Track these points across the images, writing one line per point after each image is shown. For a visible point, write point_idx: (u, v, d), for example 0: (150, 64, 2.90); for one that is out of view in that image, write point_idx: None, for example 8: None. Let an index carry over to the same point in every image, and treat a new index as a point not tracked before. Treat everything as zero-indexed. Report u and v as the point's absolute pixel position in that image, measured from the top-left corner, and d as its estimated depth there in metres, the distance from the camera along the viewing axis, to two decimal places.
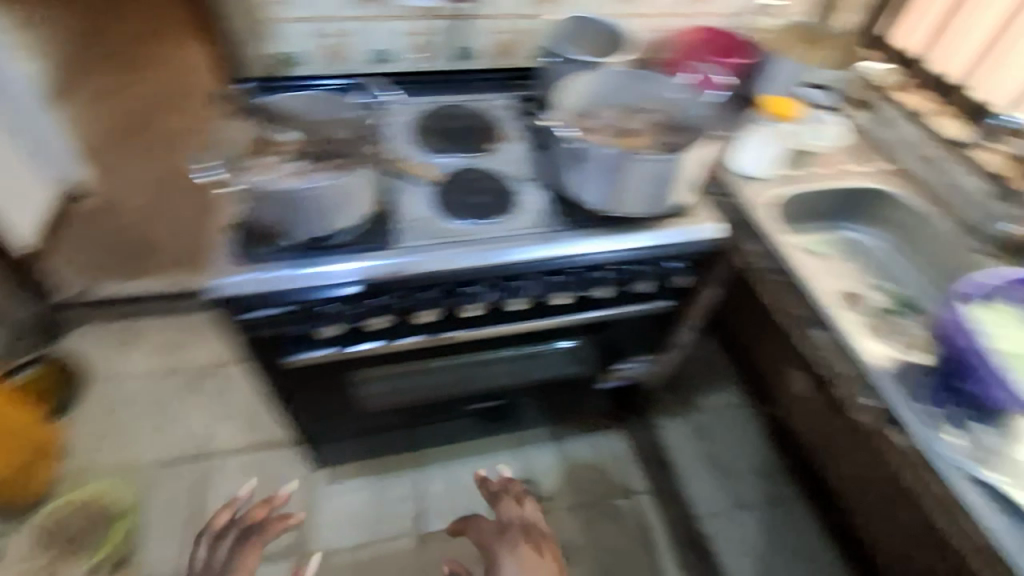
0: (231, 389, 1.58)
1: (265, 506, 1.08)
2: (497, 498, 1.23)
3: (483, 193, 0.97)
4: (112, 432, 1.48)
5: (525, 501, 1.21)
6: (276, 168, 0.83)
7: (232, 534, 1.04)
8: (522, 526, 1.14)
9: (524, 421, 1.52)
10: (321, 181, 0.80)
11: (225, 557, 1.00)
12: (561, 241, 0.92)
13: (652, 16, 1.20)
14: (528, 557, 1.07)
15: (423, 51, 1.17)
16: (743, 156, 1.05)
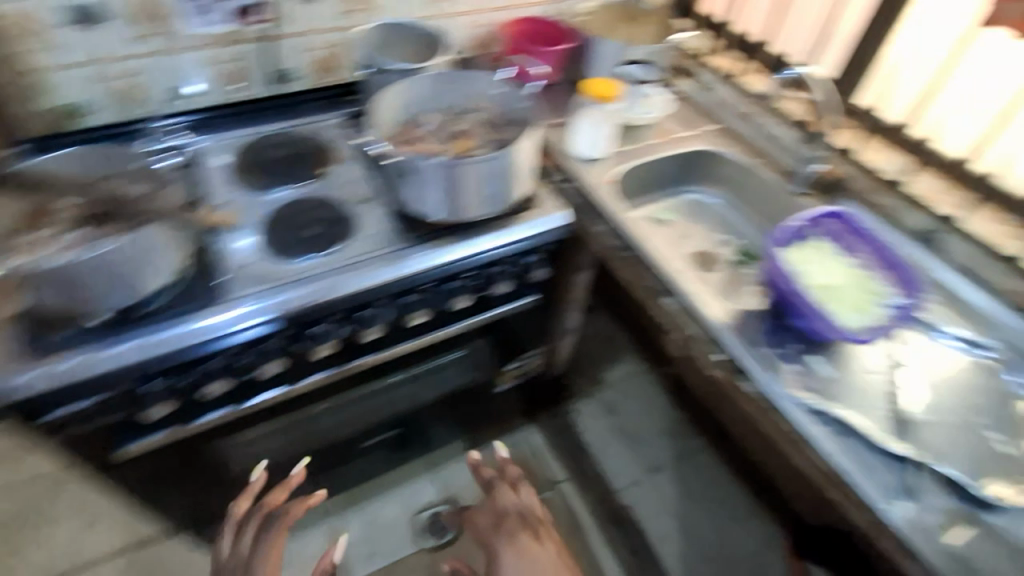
0: (94, 489, 1.39)
1: (284, 490, 0.89)
2: (492, 483, 1.04)
3: (316, 224, 0.91)
4: None
5: (519, 484, 1.04)
6: (45, 244, 0.71)
7: (256, 519, 0.84)
8: (518, 513, 0.98)
9: (434, 442, 1.47)
10: (103, 245, 0.70)
11: (247, 547, 0.80)
12: (402, 261, 0.88)
13: (469, 14, 1.22)
14: (528, 549, 0.92)
15: (231, 80, 1.08)
16: (578, 140, 1.08)
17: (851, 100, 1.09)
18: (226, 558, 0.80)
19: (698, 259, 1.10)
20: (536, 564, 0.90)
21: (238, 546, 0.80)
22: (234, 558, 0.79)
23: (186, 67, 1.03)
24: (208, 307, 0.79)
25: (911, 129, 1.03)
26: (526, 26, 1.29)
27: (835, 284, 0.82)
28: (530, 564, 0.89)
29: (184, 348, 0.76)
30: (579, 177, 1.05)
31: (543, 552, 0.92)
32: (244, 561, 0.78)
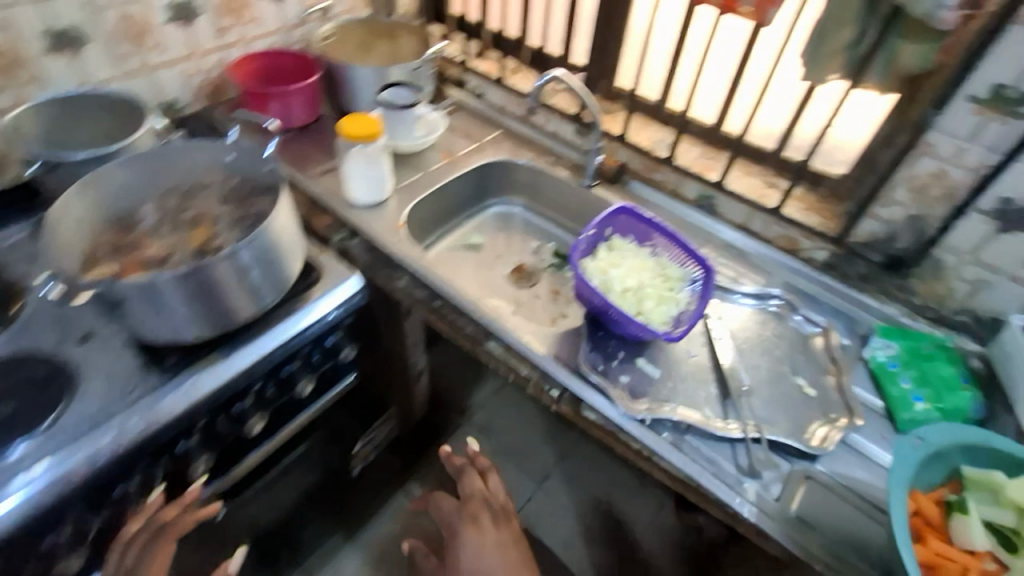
0: None
1: (176, 506, 0.72)
2: (462, 474, 0.97)
3: (18, 393, 0.69)
4: None
5: (489, 473, 0.98)
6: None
7: (141, 546, 0.70)
8: (480, 501, 0.93)
9: (301, 554, 1.25)
10: None
11: (134, 558, 0.69)
12: (155, 407, 0.70)
13: (180, 64, 1.04)
14: (486, 532, 0.89)
15: None
16: (355, 186, 0.95)
17: (614, 83, 1.10)
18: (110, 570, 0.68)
19: (516, 274, 1.07)
20: (490, 546, 0.87)
21: (116, 564, 0.68)
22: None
23: None
24: None
25: (669, 103, 1.05)
26: (257, 62, 1.13)
27: (638, 278, 0.82)
28: (491, 548, 0.87)
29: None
30: (363, 230, 0.94)
31: (502, 535, 0.89)
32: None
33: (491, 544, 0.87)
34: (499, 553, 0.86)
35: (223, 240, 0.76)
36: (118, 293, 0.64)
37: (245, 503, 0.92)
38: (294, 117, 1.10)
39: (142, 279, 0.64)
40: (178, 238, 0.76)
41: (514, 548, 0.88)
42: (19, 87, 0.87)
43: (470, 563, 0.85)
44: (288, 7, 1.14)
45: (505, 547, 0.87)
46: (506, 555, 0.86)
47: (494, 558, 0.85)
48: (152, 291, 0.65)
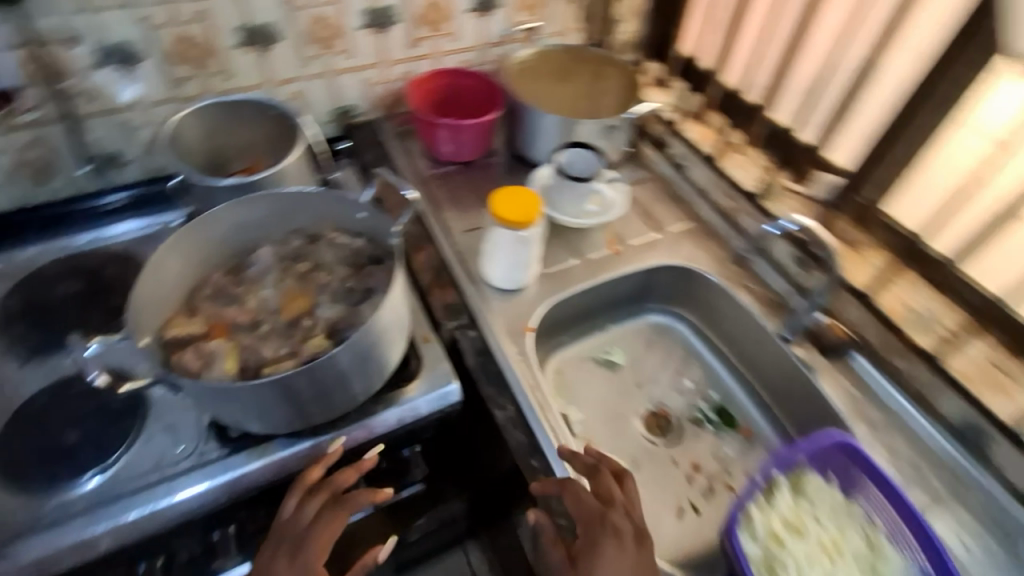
0: None
1: (355, 472, 0.62)
2: (596, 473, 0.62)
3: (78, 423, 0.62)
4: None
5: (626, 478, 0.63)
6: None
7: (320, 500, 0.60)
8: (624, 511, 0.60)
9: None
10: None
11: (307, 518, 0.59)
12: (200, 492, 0.59)
13: (365, 69, 0.95)
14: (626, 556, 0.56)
15: (25, 172, 0.80)
16: (493, 267, 0.79)
17: (880, 204, 0.81)
18: (288, 517, 0.59)
19: (650, 421, 0.83)
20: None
21: (292, 511, 0.60)
22: (286, 524, 0.59)
23: None
24: None
25: (960, 266, 0.76)
26: (441, 81, 0.99)
27: (829, 562, 0.59)
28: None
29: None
30: (484, 323, 0.77)
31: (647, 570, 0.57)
32: (296, 535, 0.59)
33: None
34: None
35: (320, 316, 0.65)
36: (188, 388, 0.54)
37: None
38: (461, 152, 0.97)
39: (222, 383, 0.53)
40: (277, 299, 0.66)
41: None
42: (204, 77, 0.84)
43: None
44: (491, 22, 1.00)
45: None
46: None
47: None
48: (226, 394, 0.54)
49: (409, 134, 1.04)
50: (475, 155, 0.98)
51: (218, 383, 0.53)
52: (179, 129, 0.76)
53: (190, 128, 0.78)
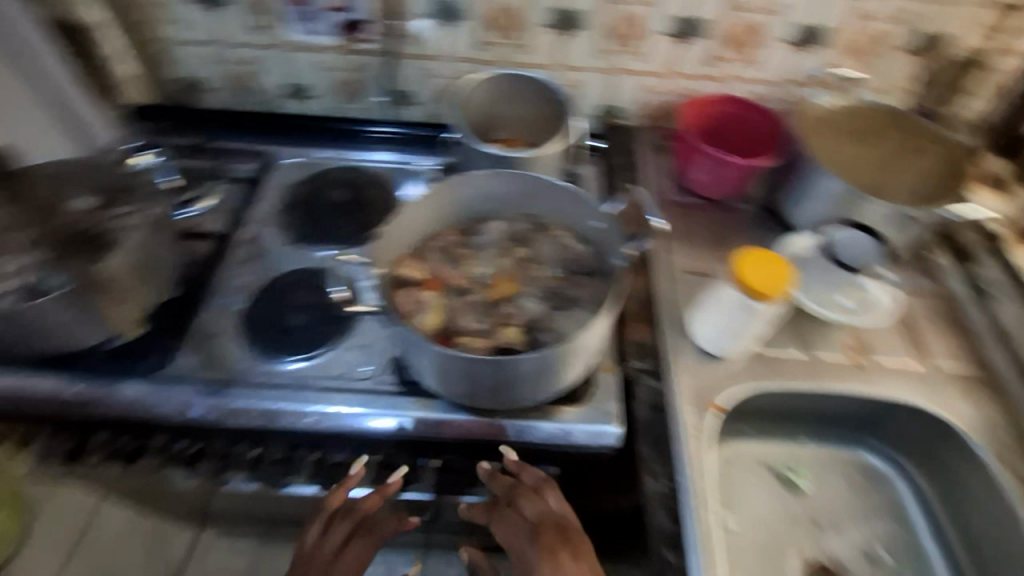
0: None
1: (377, 499, 0.71)
2: (510, 497, 0.67)
3: (304, 310, 0.72)
4: None
5: (546, 488, 0.66)
6: (23, 260, 0.63)
7: (345, 526, 0.72)
8: (553, 526, 0.64)
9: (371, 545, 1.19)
10: (56, 285, 0.60)
11: (333, 548, 0.72)
12: (365, 416, 0.64)
13: (651, 76, 0.92)
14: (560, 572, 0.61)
15: (342, 89, 0.94)
16: (705, 325, 0.71)
17: None
18: (314, 539, 0.73)
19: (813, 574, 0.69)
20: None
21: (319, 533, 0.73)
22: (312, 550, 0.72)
23: (295, 61, 0.91)
24: (117, 377, 0.65)
25: None
26: (722, 106, 0.91)
27: None
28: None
29: (72, 409, 0.64)
30: (670, 378, 0.69)
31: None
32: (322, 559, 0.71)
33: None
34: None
35: (521, 307, 0.64)
36: (396, 328, 0.58)
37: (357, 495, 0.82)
38: (715, 189, 0.89)
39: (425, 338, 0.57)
40: (488, 274, 0.67)
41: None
42: (506, 47, 0.89)
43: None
44: (807, 60, 0.88)
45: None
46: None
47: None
48: (423, 349, 0.57)
49: (664, 151, 0.98)
50: (728, 196, 0.90)
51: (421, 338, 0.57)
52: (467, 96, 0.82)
53: (477, 95, 0.83)
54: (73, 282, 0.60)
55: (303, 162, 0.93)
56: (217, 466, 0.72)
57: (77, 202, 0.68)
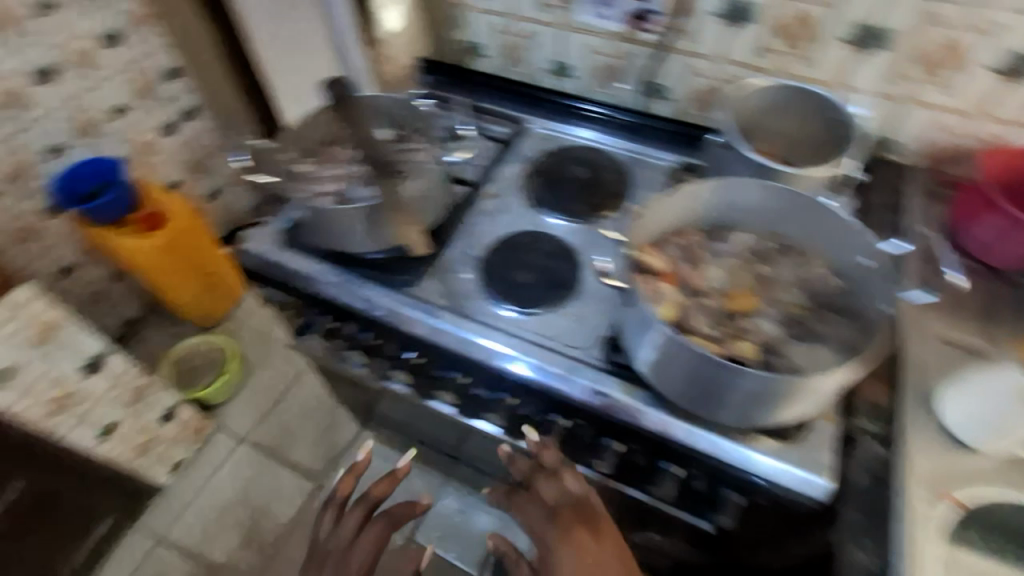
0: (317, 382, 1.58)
1: (388, 482, 0.81)
2: (529, 475, 0.71)
3: (533, 269, 0.77)
4: (267, 347, 1.63)
5: (563, 470, 0.69)
6: (339, 168, 0.78)
7: (359, 512, 0.77)
8: (570, 509, 0.66)
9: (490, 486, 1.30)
10: (365, 196, 0.73)
11: (350, 536, 0.76)
12: (569, 381, 0.67)
13: (950, 112, 0.80)
14: (585, 551, 0.63)
15: (601, 73, 0.98)
16: (962, 406, 0.61)
17: None
18: (333, 533, 0.77)
19: None
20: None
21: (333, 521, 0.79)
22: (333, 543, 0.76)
23: (567, 41, 0.96)
24: (378, 284, 0.77)
25: None
26: None
27: None
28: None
29: (338, 298, 0.77)
30: (902, 452, 0.62)
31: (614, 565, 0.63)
32: (340, 549, 0.75)
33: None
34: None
35: (757, 326, 0.60)
36: (638, 310, 0.60)
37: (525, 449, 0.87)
38: (1005, 260, 0.75)
39: (670, 330, 0.57)
40: (725, 281, 0.64)
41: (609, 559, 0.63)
42: (786, 57, 0.84)
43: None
44: None
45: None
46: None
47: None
48: (662, 338, 0.58)
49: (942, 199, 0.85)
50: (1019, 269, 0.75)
51: (667, 329, 0.57)
52: (746, 97, 0.80)
53: (754, 100, 0.80)
54: (376, 196, 0.73)
55: (552, 135, 0.98)
56: (426, 380, 0.83)
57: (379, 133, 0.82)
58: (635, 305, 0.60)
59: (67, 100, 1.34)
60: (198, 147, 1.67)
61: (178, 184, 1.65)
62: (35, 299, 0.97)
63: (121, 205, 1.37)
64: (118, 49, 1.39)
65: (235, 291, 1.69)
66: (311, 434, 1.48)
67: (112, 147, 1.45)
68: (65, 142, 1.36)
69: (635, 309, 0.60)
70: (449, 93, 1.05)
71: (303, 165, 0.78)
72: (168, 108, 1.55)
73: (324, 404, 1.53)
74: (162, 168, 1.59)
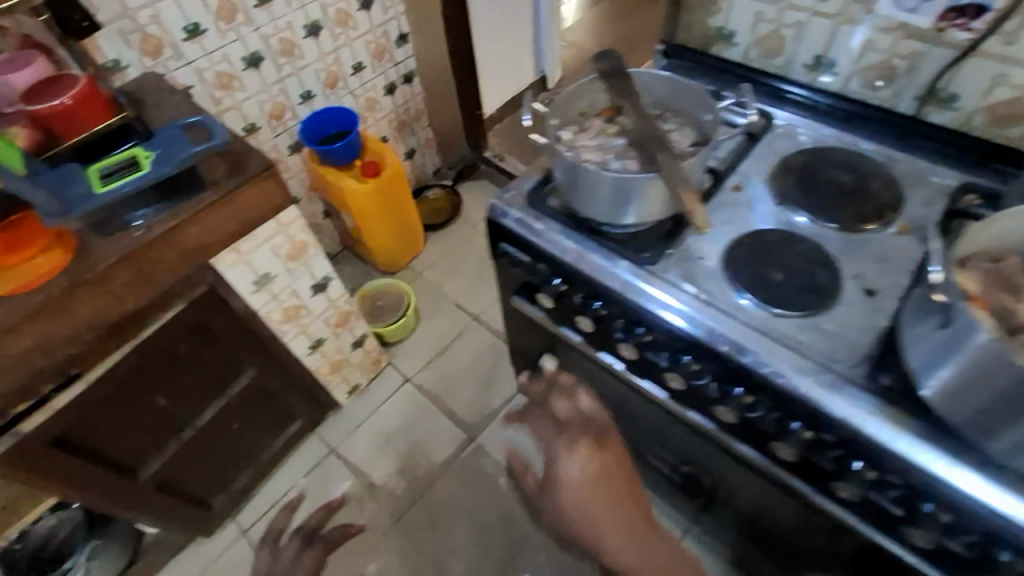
0: (478, 341, 1.67)
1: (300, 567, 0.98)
2: (548, 399, 0.76)
3: (786, 270, 0.73)
4: (439, 301, 1.76)
5: (577, 392, 0.73)
6: (602, 141, 0.80)
7: None
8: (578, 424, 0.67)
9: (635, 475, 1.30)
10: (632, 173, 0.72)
11: None
12: (827, 392, 0.63)
13: None
14: (594, 464, 0.61)
15: (873, 72, 0.89)
16: None
17: None
18: None
19: None
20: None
21: None
22: None
23: (842, 34, 0.88)
24: (624, 260, 0.78)
25: None
26: None
27: None
28: (599, 491, 0.60)
29: (578, 266, 0.80)
30: None
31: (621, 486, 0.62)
32: None
33: (609, 501, 0.60)
34: (624, 525, 0.60)
35: None
36: (953, 328, 0.54)
37: (725, 454, 0.84)
38: None
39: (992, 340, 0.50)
40: None
41: (615, 476, 0.62)
42: None
43: (574, 507, 0.59)
44: None
45: (603, 486, 0.60)
46: (620, 511, 0.60)
47: (609, 526, 0.59)
48: (982, 360, 0.51)
49: None
50: None
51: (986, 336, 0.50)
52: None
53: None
54: (651, 174, 0.72)
55: (806, 135, 0.91)
56: (644, 364, 0.82)
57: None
58: (950, 321, 0.54)
59: (323, 55, 1.50)
60: (409, 109, 1.81)
61: (386, 141, 1.81)
62: (296, 222, 1.11)
63: (351, 151, 1.53)
64: (368, 11, 1.52)
65: (417, 245, 1.84)
66: (468, 389, 1.58)
67: (346, 100, 1.62)
68: (315, 90, 1.54)
69: (950, 326, 0.54)
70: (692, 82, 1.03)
71: (566, 133, 0.81)
72: (393, 70, 1.69)
73: (483, 365, 1.62)
74: (378, 124, 1.75)
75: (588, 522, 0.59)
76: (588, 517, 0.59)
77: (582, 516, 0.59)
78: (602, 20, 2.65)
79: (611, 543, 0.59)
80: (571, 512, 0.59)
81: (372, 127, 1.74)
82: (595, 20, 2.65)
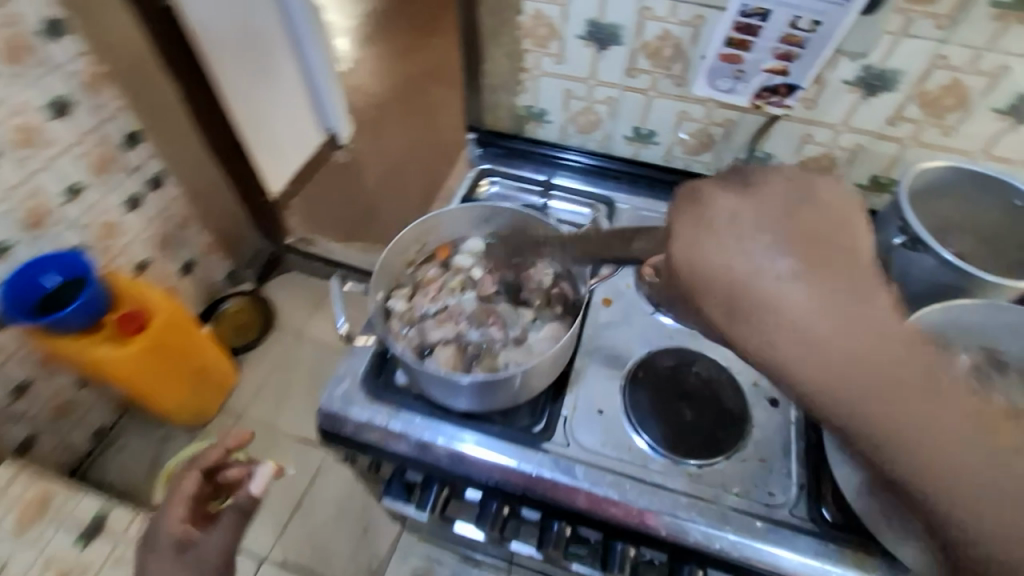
0: (337, 478, 1.39)
1: None
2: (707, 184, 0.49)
3: (690, 402, 0.65)
4: (276, 442, 1.43)
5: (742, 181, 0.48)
6: (446, 303, 0.63)
7: None
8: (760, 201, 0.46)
9: None
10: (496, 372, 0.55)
11: None
12: (780, 554, 0.56)
13: None
14: (779, 236, 0.42)
15: (692, 141, 0.86)
16: None
17: None
18: None
19: None
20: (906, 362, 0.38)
21: None
22: None
23: (657, 108, 0.83)
24: (519, 447, 0.62)
25: None
26: None
27: None
28: (788, 264, 0.41)
29: (460, 467, 0.61)
30: None
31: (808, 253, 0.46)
32: None
33: (797, 283, 0.40)
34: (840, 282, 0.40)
35: None
36: None
37: None
38: None
39: None
40: None
41: (823, 252, 0.41)
42: (926, 128, 0.73)
43: (740, 278, 0.42)
44: None
45: (801, 261, 0.41)
46: (831, 280, 0.40)
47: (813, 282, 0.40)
48: None
49: None
50: None
51: None
52: (919, 178, 0.67)
53: (921, 182, 0.67)
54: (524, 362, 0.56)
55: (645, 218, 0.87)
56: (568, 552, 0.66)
57: (471, 240, 0.68)
58: None
59: (10, 190, 1.05)
60: (170, 219, 1.41)
61: (148, 265, 1.39)
62: None
63: (91, 309, 1.12)
64: (67, 118, 1.11)
65: (228, 379, 1.46)
66: (342, 545, 1.30)
67: (68, 236, 1.18)
68: (12, 238, 1.08)
69: None
70: (515, 175, 0.92)
71: (399, 301, 0.63)
72: (131, 181, 1.28)
73: (352, 506, 1.35)
74: (128, 251, 1.33)
75: (751, 294, 0.41)
76: (764, 281, 0.41)
77: (755, 289, 0.41)
78: (384, 57, 2.44)
79: (803, 329, 0.39)
80: (737, 279, 0.42)
81: (121, 257, 1.31)
82: (376, 58, 2.44)
